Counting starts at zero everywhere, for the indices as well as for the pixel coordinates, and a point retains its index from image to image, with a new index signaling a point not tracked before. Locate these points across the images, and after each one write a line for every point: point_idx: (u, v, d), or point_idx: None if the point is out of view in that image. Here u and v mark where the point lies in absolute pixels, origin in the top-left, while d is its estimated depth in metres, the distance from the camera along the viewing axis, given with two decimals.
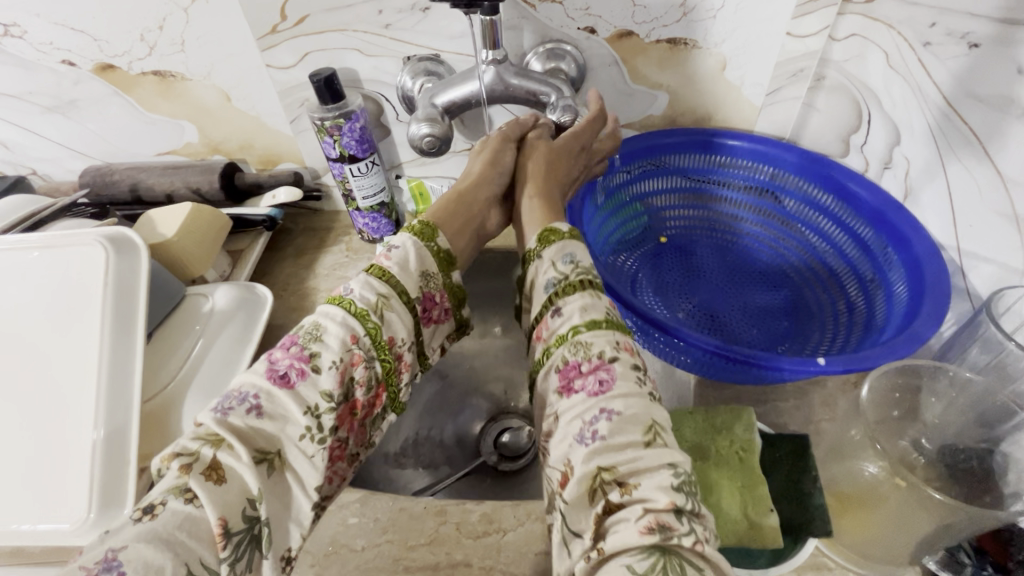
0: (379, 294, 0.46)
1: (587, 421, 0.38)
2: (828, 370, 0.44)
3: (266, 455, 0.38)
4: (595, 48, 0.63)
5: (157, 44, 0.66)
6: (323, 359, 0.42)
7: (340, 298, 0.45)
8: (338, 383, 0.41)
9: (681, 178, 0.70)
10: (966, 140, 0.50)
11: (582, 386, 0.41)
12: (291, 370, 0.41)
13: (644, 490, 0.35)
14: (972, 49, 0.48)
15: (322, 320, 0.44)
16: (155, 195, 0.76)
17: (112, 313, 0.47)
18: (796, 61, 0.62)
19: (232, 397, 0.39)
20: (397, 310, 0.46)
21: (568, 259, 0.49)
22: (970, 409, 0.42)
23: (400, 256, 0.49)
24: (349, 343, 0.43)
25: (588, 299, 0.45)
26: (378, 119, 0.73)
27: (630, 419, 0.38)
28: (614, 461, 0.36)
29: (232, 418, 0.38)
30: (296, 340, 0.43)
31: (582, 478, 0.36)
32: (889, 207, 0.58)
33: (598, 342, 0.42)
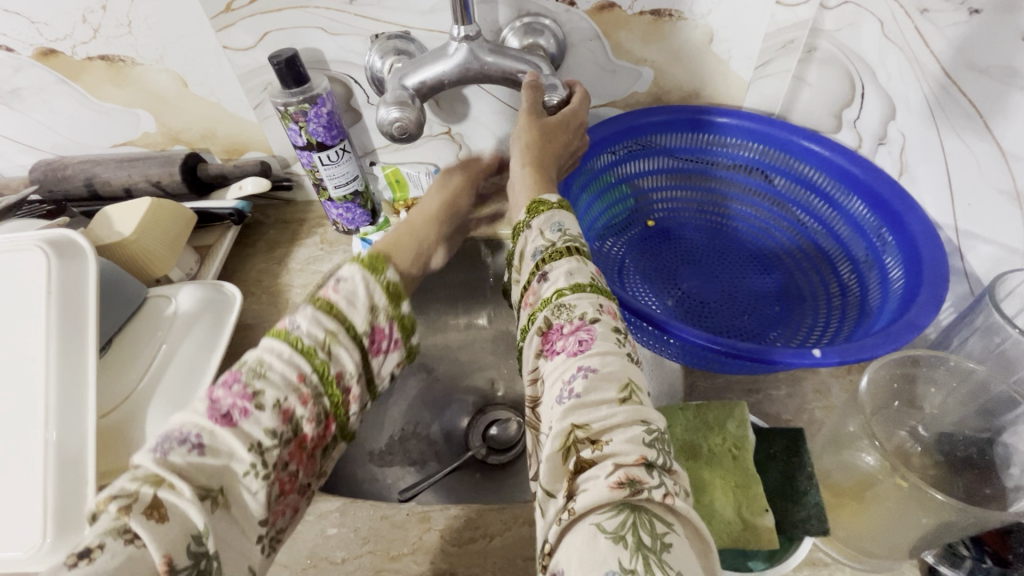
0: (329, 330, 0.41)
1: (566, 380, 0.37)
2: (824, 362, 0.42)
3: (208, 491, 0.34)
4: (575, 21, 0.60)
5: (101, 26, 0.61)
6: (268, 397, 0.37)
7: (284, 332, 0.40)
8: (283, 420, 0.37)
9: (668, 158, 0.67)
10: (966, 115, 0.47)
11: (563, 347, 0.39)
12: (234, 409, 0.36)
13: (615, 445, 0.33)
14: (973, 16, 0.45)
15: (266, 355, 0.39)
16: (112, 191, 0.71)
17: (59, 325, 0.44)
18: (787, 31, 0.59)
19: (169, 438, 0.35)
20: (347, 347, 0.41)
21: (557, 228, 0.45)
22: (971, 401, 0.41)
23: (349, 287, 0.43)
24: (297, 382, 0.39)
25: (574, 263, 0.42)
26: (348, 103, 0.69)
27: (607, 377, 0.36)
28: (588, 418, 0.35)
29: (174, 457, 0.34)
30: (239, 377, 0.38)
31: (557, 436, 0.35)
32: (883, 185, 0.56)
33: (582, 304, 0.40)
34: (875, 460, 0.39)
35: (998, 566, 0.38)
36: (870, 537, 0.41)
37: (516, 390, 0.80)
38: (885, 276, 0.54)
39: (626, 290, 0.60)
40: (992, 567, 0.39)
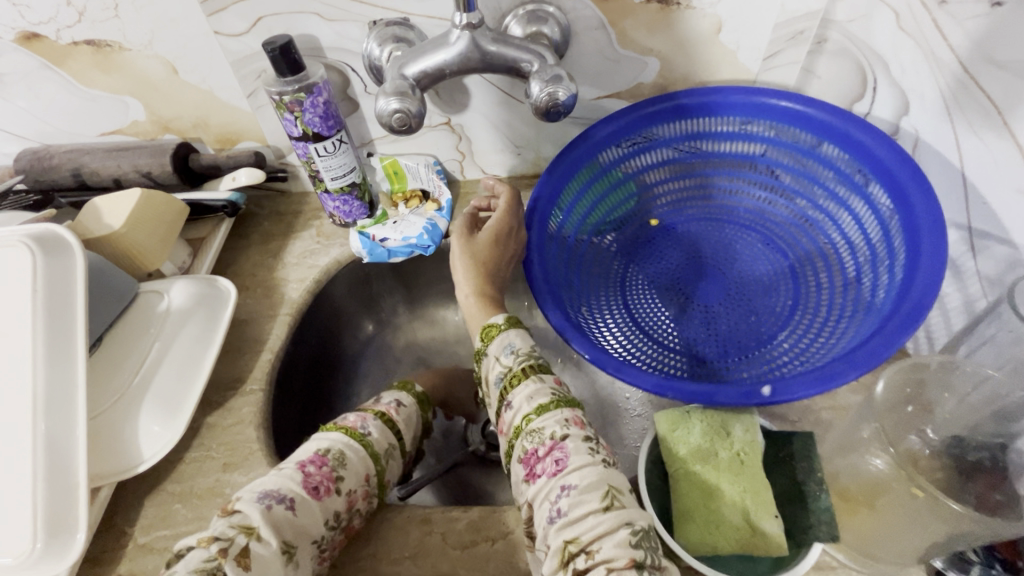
0: (390, 442, 0.52)
1: (552, 500, 0.38)
2: (828, 385, 0.41)
3: (288, 548, 0.40)
4: (579, 9, 0.58)
5: (85, 9, 0.58)
6: (346, 484, 0.45)
7: (361, 435, 0.49)
8: (347, 507, 0.45)
9: (674, 150, 0.64)
10: (983, 111, 0.46)
11: (542, 469, 0.39)
12: (322, 485, 0.43)
13: (605, 550, 0.35)
14: (994, 8, 0.43)
15: (346, 450, 0.47)
16: (101, 181, 0.69)
17: (45, 326, 0.42)
18: (798, 22, 0.58)
19: (269, 495, 0.41)
20: (396, 460, 0.53)
21: (510, 350, 0.46)
22: (986, 406, 0.40)
23: (406, 412, 0.56)
24: (364, 479, 0.47)
25: (533, 386, 0.43)
26: (345, 92, 0.67)
27: (588, 488, 0.37)
28: (576, 531, 0.36)
29: (274, 513, 0.40)
30: (327, 460, 0.45)
31: (554, 554, 0.36)
32: (894, 167, 0.52)
33: (548, 424, 0.40)
34: (887, 466, 0.38)
35: (1006, 572, 0.39)
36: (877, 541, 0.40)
37: None
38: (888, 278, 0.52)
39: (626, 292, 0.61)
40: (1000, 573, 0.39)
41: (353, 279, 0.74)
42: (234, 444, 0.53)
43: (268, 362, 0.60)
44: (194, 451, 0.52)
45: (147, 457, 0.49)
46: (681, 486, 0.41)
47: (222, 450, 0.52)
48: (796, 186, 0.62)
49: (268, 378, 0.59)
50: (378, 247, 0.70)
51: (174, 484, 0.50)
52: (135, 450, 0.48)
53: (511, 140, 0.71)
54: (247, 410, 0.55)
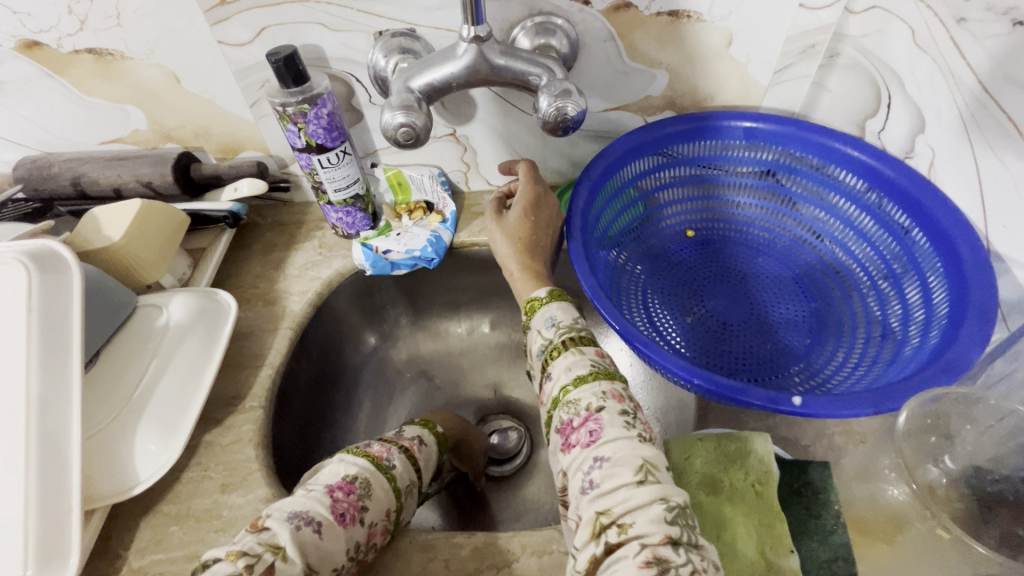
0: (410, 480, 0.50)
1: (584, 471, 0.37)
2: (856, 412, 0.38)
3: (309, 573, 0.38)
4: (588, 21, 0.57)
5: (87, 17, 0.58)
6: (369, 515, 0.43)
7: (386, 468, 0.48)
8: (366, 539, 0.43)
9: (696, 169, 0.64)
10: (1004, 132, 0.45)
11: (577, 439, 0.39)
12: (349, 512, 0.42)
13: (639, 526, 0.33)
14: (1015, 28, 0.42)
15: (371, 479, 0.46)
16: (101, 190, 0.68)
17: (40, 344, 0.41)
18: (809, 36, 0.57)
19: (296, 516, 0.40)
20: (413, 500, 0.51)
21: (551, 322, 0.46)
22: (1010, 439, 0.38)
23: (426, 452, 0.55)
24: (386, 512, 0.45)
25: (572, 356, 0.43)
26: (349, 102, 0.66)
27: (621, 461, 0.36)
28: (609, 503, 0.35)
29: (299, 535, 0.39)
30: (355, 487, 0.44)
31: (585, 525, 0.35)
32: (926, 195, 0.52)
33: (585, 395, 0.40)
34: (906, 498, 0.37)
35: None
36: None
37: (520, 400, 0.78)
38: (926, 297, 0.51)
39: (642, 312, 0.59)
40: None
41: (355, 291, 0.73)
42: (233, 463, 0.52)
43: (269, 378, 0.58)
44: (192, 471, 0.51)
45: (143, 478, 0.47)
46: (693, 517, 0.40)
47: (221, 469, 0.51)
48: (816, 210, 0.62)
49: (268, 394, 0.57)
50: (381, 259, 0.70)
51: (171, 504, 0.49)
52: (130, 470, 0.47)
53: (517, 151, 0.71)
54: (247, 428, 0.54)
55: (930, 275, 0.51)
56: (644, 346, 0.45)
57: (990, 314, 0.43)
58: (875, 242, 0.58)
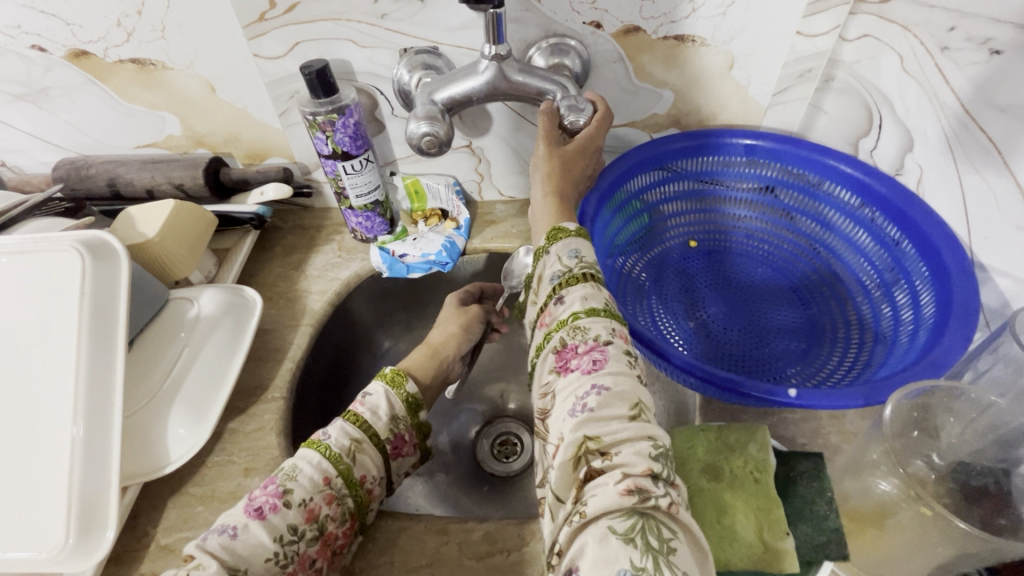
0: (354, 438, 0.47)
1: (578, 395, 0.39)
2: (848, 404, 0.42)
3: (236, 572, 0.39)
4: (600, 43, 0.61)
5: (134, 30, 0.62)
6: (296, 496, 0.42)
7: (316, 442, 0.46)
8: (308, 518, 0.42)
9: (697, 183, 0.68)
10: (984, 151, 0.49)
11: (577, 365, 0.41)
12: (266, 504, 0.42)
13: (623, 455, 0.36)
14: (993, 56, 0.46)
15: (299, 460, 0.45)
16: (135, 191, 0.72)
17: (90, 326, 0.44)
18: (806, 61, 0.61)
19: (211, 531, 0.41)
20: (370, 452, 0.47)
21: (574, 254, 0.47)
22: (990, 432, 0.41)
23: (373, 401, 0.50)
24: (321, 484, 0.44)
25: (590, 288, 0.44)
26: (372, 114, 0.70)
27: (618, 395, 0.39)
28: (599, 431, 0.37)
29: (210, 545, 0.39)
30: (275, 478, 0.43)
31: (570, 445, 0.37)
32: (913, 207, 0.56)
33: (596, 326, 0.42)
34: (895, 487, 0.40)
35: None
36: (890, 565, 0.42)
37: (525, 403, 0.80)
38: (914, 301, 0.54)
39: (646, 316, 0.62)
40: None
41: (371, 293, 0.76)
42: (257, 449, 0.54)
43: (290, 371, 0.61)
44: (216, 455, 0.53)
45: (174, 458, 0.50)
46: (694, 501, 0.42)
47: (244, 455, 0.54)
48: (811, 223, 0.66)
49: (289, 386, 0.60)
50: (398, 263, 0.73)
51: (196, 487, 0.51)
52: (161, 451, 0.50)
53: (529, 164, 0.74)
54: (269, 417, 0.57)
55: (917, 282, 0.55)
56: (650, 341, 0.48)
57: (972, 315, 0.46)
58: (867, 251, 0.61)
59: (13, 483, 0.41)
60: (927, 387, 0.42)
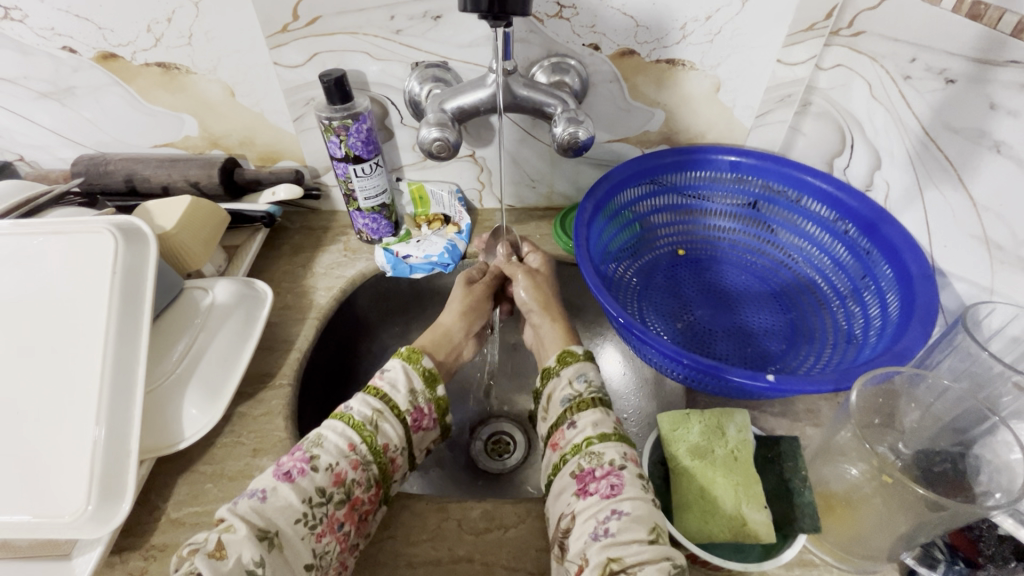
0: (374, 408, 0.50)
1: (599, 519, 0.43)
2: (819, 388, 0.46)
3: (266, 534, 0.40)
4: (598, 64, 0.66)
5: (163, 36, 0.66)
6: (322, 460, 0.45)
7: (340, 413, 0.49)
8: (335, 481, 0.45)
9: (683, 197, 0.73)
10: (942, 168, 0.54)
11: (596, 489, 0.45)
12: (294, 467, 0.45)
13: (647, 572, 0.39)
14: (948, 84, 0.52)
15: (323, 431, 0.48)
16: (151, 187, 0.75)
17: (119, 300, 0.48)
18: (785, 87, 0.66)
19: (241, 496, 0.43)
20: (391, 422, 0.50)
21: (583, 379, 0.55)
22: (945, 418, 0.47)
23: (391, 376, 0.53)
24: (347, 450, 0.47)
25: (599, 414, 0.50)
26: (383, 122, 0.74)
27: (637, 518, 0.42)
28: (622, 552, 0.41)
29: (242, 508, 0.41)
30: (300, 446, 0.47)
31: (595, 567, 0.41)
32: (879, 218, 0.61)
33: (610, 451, 0.47)
34: (862, 469, 0.44)
35: (969, 567, 0.44)
36: (859, 540, 0.45)
37: (518, 403, 0.83)
38: (883, 305, 0.59)
39: (637, 318, 0.66)
40: (964, 568, 0.44)
41: (374, 292, 0.79)
42: (264, 431, 0.57)
43: (297, 360, 0.64)
44: (225, 437, 0.56)
45: (187, 436, 0.53)
46: (680, 480, 0.47)
47: (252, 437, 0.56)
48: (789, 235, 0.71)
49: (296, 374, 0.63)
50: (401, 263, 0.77)
51: (206, 465, 0.54)
52: (173, 429, 0.52)
53: (528, 174, 0.79)
54: (277, 402, 0.59)
55: (885, 286, 0.60)
56: (640, 333, 0.52)
57: (932, 314, 0.51)
58: (841, 261, 0.66)
59: (35, 452, 0.44)
60: (889, 375, 0.46)
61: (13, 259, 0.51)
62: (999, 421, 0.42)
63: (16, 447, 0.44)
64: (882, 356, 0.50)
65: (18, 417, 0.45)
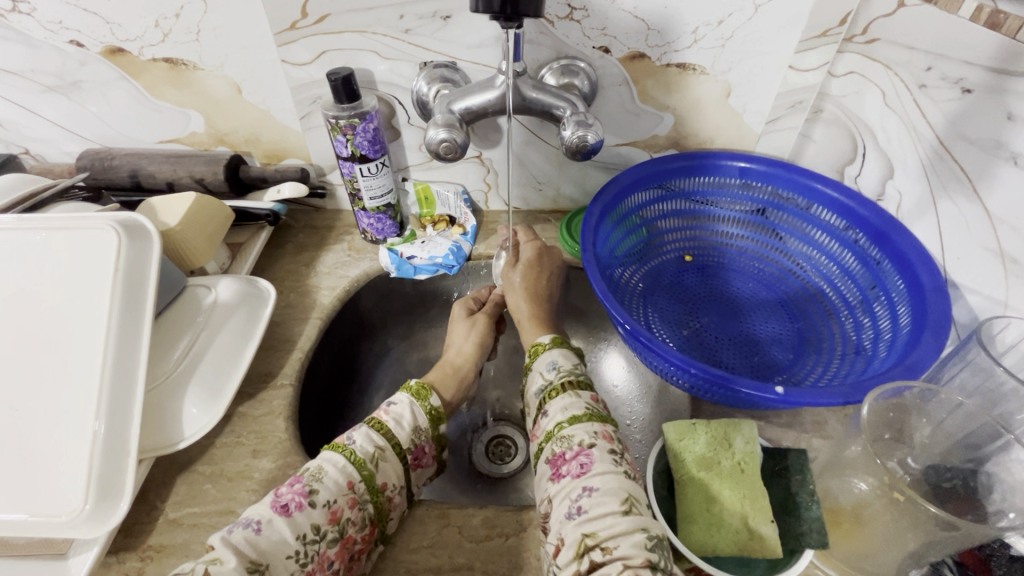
0: (377, 445, 0.49)
1: (572, 499, 0.42)
2: (829, 401, 0.45)
3: (258, 566, 0.39)
4: (607, 67, 0.65)
5: (170, 31, 0.65)
6: (322, 496, 0.44)
7: (341, 446, 0.48)
8: (330, 519, 0.44)
9: (689, 202, 0.72)
10: (957, 179, 0.54)
11: (568, 471, 0.44)
12: (292, 501, 0.43)
13: (622, 548, 0.38)
14: (965, 94, 0.51)
15: (324, 463, 0.46)
16: (155, 183, 0.74)
17: (121, 296, 0.48)
18: (796, 93, 0.66)
19: (236, 523, 0.42)
20: (391, 460, 0.49)
21: (552, 365, 0.54)
22: (956, 434, 0.46)
23: (397, 411, 0.53)
24: (345, 487, 0.45)
25: (569, 398, 0.49)
26: (389, 121, 0.73)
27: (608, 492, 0.42)
28: (596, 527, 0.40)
29: (235, 538, 0.40)
30: (300, 477, 0.45)
31: (571, 545, 0.40)
32: (891, 228, 0.60)
33: (578, 432, 0.46)
34: (872, 485, 0.43)
35: None
36: (868, 556, 0.44)
37: (520, 408, 0.82)
38: (893, 316, 0.58)
39: (642, 324, 0.65)
40: None
41: (378, 292, 0.79)
42: (265, 432, 0.56)
43: (298, 360, 0.63)
44: (225, 437, 0.55)
45: (187, 436, 0.52)
46: (687, 490, 0.47)
47: (253, 437, 0.56)
48: (797, 243, 0.70)
49: (298, 374, 0.62)
50: (405, 264, 0.76)
51: (206, 465, 0.53)
52: (172, 429, 0.52)
53: (535, 177, 0.78)
54: (278, 402, 0.59)
55: (896, 298, 0.59)
56: (646, 341, 0.51)
57: (944, 328, 0.51)
58: (850, 270, 0.65)
59: (33, 448, 0.43)
60: (900, 390, 0.46)
61: (16, 254, 0.50)
62: (1012, 438, 0.42)
63: (14, 444, 0.43)
64: (893, 369, 0.50)
65: (17, 414, 0.44)
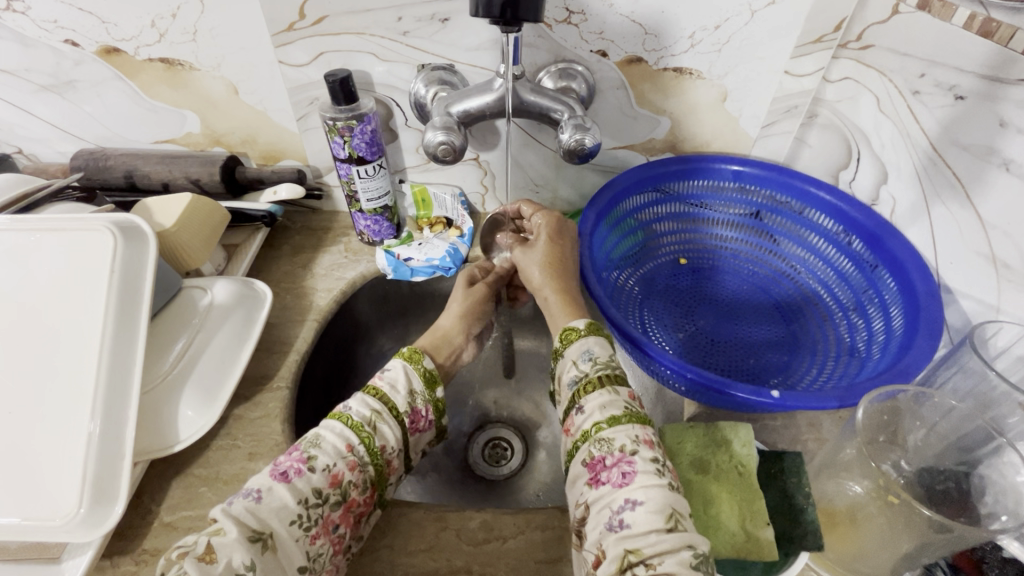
0: (373, 409, 0.49)
1: (613, 510, 0.41)
2: (825, 405, 0.47)
3: (260, 535, 0.39)
4: (605, 71, 0.65)
5: (167, 31, 0.65)
6: (320, 461, 0.44)
7: (338, 413, 0.48)
8: (331, 483, 0.44)
9: (684, 205, 0.72)
10: (950, 185, 0.54)
11: (608, 478, 0.43)
12: (291, 468, 0.43)
13: (668, 564, 0.37)
14: (958, 101, 0.52)
15: (322, 431, 0.47)
16: (150, 183, 0.74)
17: (117, 297, 0.48)
18: (792, 98, 0.66)
19: (236, 495, 0.42)
20: (390, 424, 0.49)
21: (588, 356, 0.51)
22: (950, 437, 0.47)
23: (391, 376, 0.52)
24: (344, 450, 0.46)
25: (607, 396, 0.47)
26: (387, 123, 0.73)
27: (652, 508, 0.40)
28: (638, 543, 0.39)
29: (236, 509, 0.40)
30: (297, 445, 0.45)
31: (614, 560, 0.39)
32: (885, 233, 0.61)
33: (619, 436, 0.44)
34: (866, 488, 0.44)
35: None
36: (862, 558, 0.45)
37: (517, 410, 0.82)
38: (887, 320, 0.59)
39: (638, 326, 0.65)
40: None
41: (374, 293, 0.79)
42: (262, 435, 0.56)
43: (295, 362, 0.63)
44: (221, 439, 0.55)
45: (182, 438, 0.52)
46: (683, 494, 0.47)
47: (248, 439, 0.55)
48: (792, 247, 0.70)
49: (294, 376, 0.62)
50: (402, 265, 0.76)
51: (201, 468, 0.53)
52: (167, 432, 0.52)
53: (533, 179, 0.78)
54: (274, 405, 0.59)
55: (889, 299, 0.60)
56: (643, 344, 0.51)
57: (937, 330, 0.52)
58: (845, 273, 0.66)
59: (26, 450, 0.43)
60: (894, 392, 0.46)
61: (9, 255, 0.50)
62: (1005, 441, 0.43)
63: (7, 446, 0.43)
64: (885, 373, 0.51)
65: (11, 416, 0.44)
